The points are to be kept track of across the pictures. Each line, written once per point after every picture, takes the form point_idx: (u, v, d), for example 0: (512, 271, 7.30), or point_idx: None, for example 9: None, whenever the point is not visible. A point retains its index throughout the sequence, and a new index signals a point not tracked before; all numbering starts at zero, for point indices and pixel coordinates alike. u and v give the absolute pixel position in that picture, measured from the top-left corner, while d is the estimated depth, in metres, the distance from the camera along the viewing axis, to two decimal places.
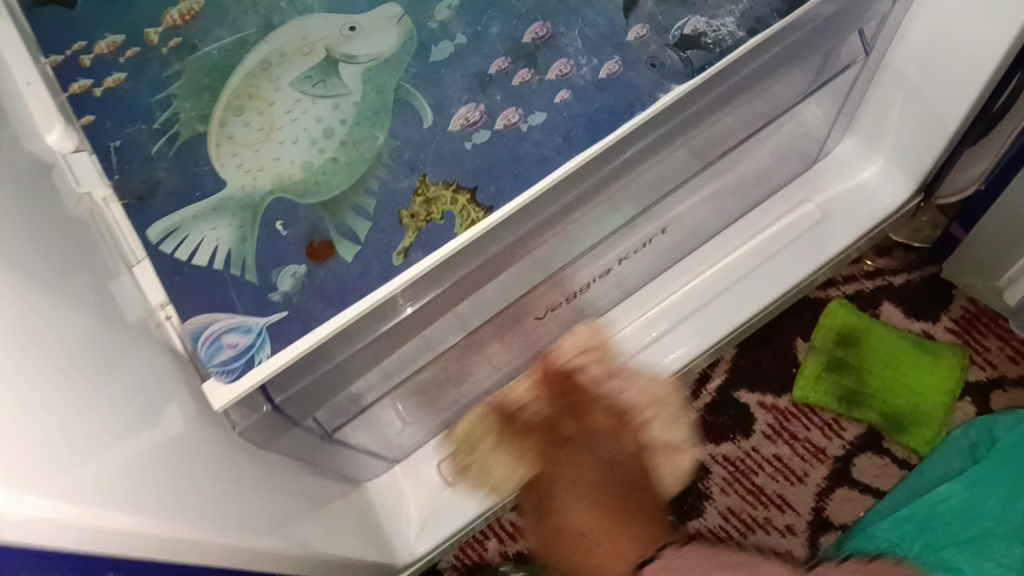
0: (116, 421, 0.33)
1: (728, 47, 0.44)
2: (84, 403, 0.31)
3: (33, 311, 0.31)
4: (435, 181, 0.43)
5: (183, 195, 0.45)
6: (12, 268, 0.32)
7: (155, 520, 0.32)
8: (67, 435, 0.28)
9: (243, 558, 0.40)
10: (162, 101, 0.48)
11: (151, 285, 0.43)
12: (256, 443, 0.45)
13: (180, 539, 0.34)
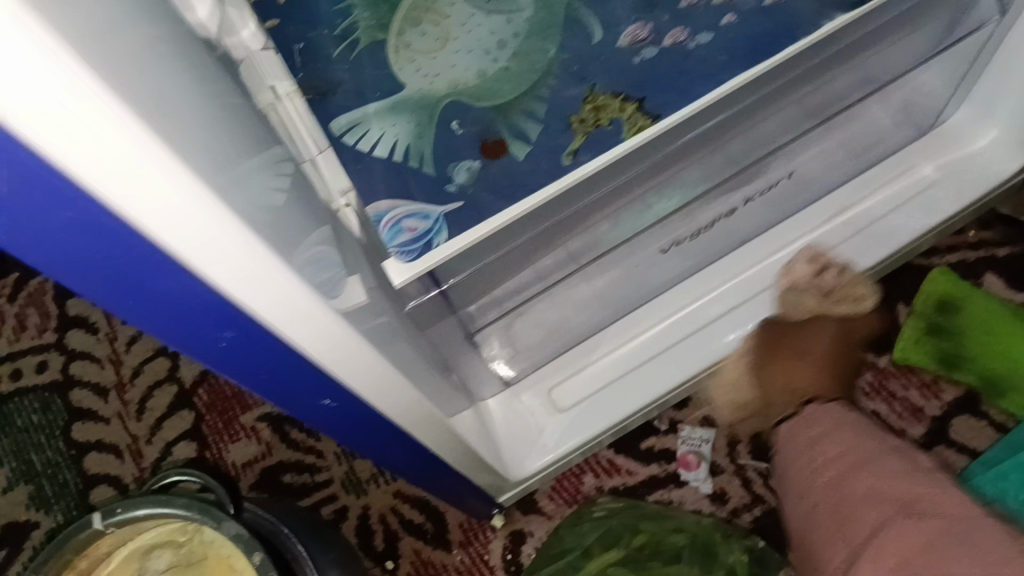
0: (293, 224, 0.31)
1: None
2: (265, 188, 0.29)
3: (220, 108, 0.30)
4: (603, 92, 0.46)
5: (363, 94, 0.48)
6: (205, 78, 0.31)
7: (316, 320, 0.30)
8: (249, 190, 0.26)
9: (418, 416, 0.44)
10: (341, 10, 0.50)
11: (334, 174, 0.46)
12: (422, 321, 0.51)
13: (333, 351, 0.32)
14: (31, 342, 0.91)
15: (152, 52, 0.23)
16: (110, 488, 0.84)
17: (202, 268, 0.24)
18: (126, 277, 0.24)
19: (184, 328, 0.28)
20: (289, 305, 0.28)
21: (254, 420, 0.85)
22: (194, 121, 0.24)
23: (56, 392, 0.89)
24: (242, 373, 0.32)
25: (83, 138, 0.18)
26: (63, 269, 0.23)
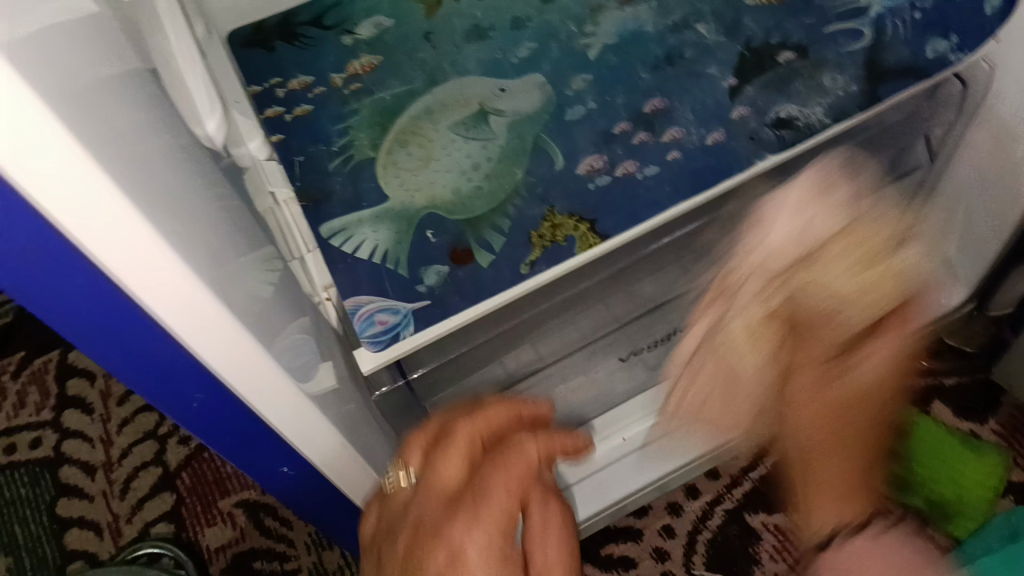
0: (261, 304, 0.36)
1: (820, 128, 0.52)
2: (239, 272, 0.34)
3: (205, 197, 0.35)
4: (561, 213, 0.52)
5: (352, 203, 0.55)
6: (200, 174, 0.37)
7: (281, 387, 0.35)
8: (229, 271, 0.31)
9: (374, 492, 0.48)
10: (340, 129, 0.59)
11: (320, 272, 0.52)
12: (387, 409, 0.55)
13: (297, 412, 0.37)
14: (29, 418, 0.96)
15: (168, 171, 0.29)
16: (86, 565, 0.87)
17: (186, 336, 0.29)
18: (127, 347, 0.30)
19: (167, 389, 0.33)
20: (257, 380, 0.33)
21: (231, 506, 0.88)
22: (195, 224, 0.29)
23: (46, 468, 0.93)
24: (211, 434, 0.37)
25: (121, 254, 0.24)
26: (77, 333, 0.28)
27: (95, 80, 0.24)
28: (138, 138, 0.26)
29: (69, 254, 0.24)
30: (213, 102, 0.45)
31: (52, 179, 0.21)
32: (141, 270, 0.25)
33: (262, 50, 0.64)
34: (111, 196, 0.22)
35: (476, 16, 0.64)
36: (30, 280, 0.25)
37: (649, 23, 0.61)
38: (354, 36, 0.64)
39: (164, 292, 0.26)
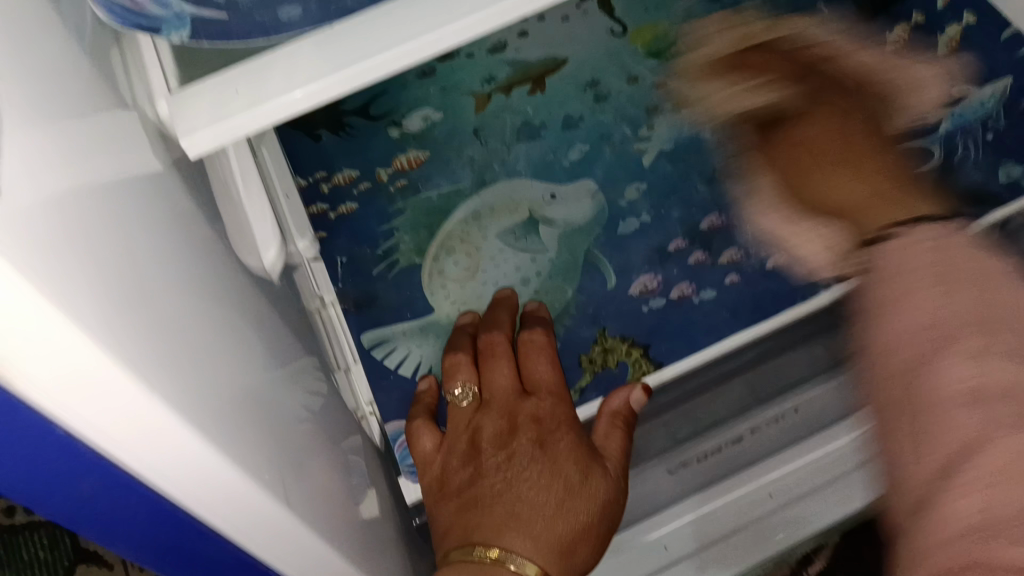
0: (301, 463, 0.34)
1: None
2: (282, 435, 0.33)
3: (252, 349, 0.34)
4: (613, 336, 0.53)
5: (396, 312, 0.54)
6: (248, 320, 0.36)
7: (329, 553, 0.33)
8: (275, 449, 0.29)
9: None
10: (385, 231, 0.57)
11: (361, 385, 0.52)
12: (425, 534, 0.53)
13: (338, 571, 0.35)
14: None
15: (222, 357, 0.27)
16: None
17: (230, 529, 0.27)
18: (169, 541, 0.27)
19: (204, 566, 0.31)
20: (298, 554, 0.31)
21: None
22: (244, 404, 0.28)
23: (64, 530, 0.91)
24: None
25: (165, 466, 0.22)
26: (117, 534, 0.26)
27: (155, 287, 0.23)
28: (193, 334, 0.25)
29: (113, 474, 0.23)
30: (266, 227, 0.44)
31: (97, 401, 0.19)
32: (186, 478, 0.23)
33: (307, 137, 0.60)
34: (161, 415, 0.20)
35: (526, 112, 0.61)
36: (72, 499, 0.23)
37: (708, 129, 0.60)
38: (402, 129, 0.61)
39: (208, 494, 0.24)
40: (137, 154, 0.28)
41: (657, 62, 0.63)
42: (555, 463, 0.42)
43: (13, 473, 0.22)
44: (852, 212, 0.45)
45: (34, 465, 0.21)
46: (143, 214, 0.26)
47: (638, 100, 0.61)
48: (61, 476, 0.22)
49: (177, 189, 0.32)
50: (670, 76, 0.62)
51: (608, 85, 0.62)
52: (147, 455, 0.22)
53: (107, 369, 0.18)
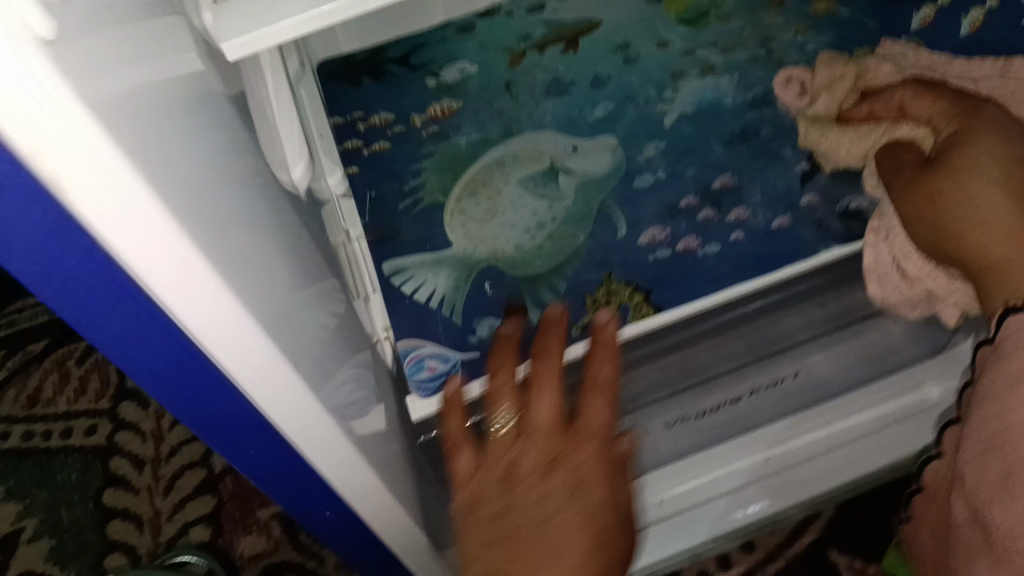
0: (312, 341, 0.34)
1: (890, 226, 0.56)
2: (293, 306, 0.33)
3: (266, 225, 0.34)
4: (618, 280, 0.54)
5: (416, 246, 0.57)
6: (262, 201, 0.36)
7: (335, 430, 0.33)
8: (284, 311, 0.30)
9: (417, 556, 0.48)
10: (414, 170, 0.60)
11: (379, 315, 0.54)
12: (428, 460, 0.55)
13: (344, 458, 0.35)
14: (88, 405, 1.00)
15: (238, 217, 0.27)
16: (123, 557, 0.90)
17: (237, 377, 0.27)
18: (178, 379, 0.29)
19: (214, 425, 0.32)
20: (314, 436, 0.32)
21: (268, 516, 0.90)
22: (256, 259, 0.28)
23: (98, 455, 0.97)
24: (277, 488, 0.36)
25: (187, 303, 0.22)
26: (140, 372, 0.28)
27: (174, 131, 0.23)
28: (221, 202, 0.25)
29: (144, 307, 0.25)
30: (296, 147, 0.46)
31: (146, 255, 0.20)
32: (217, 334, 0.24)
33: (348, 83, 0.65)
34: (179, 233, 0.20)
35: (558, 71, 0.64)
36: (108, 327, 0.26)
37: (730, 94, 0.62)
38: (438, 79, 0.64)
39: (233, 354, 0.26)
40: (181, 56, 0.30)
41: (688, 29, 0.66)
42: (583, 507, 0.44)
43: (57, 292, 0.24)
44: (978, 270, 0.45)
45: (54, 256, 0.22)
46: (162, 62, 0.26)
47: (665, 65, 0.63)
48: (97, 300, 0.24)
49: (211, 75, 0.33)
50: (699, 40, 0.65)
51: (638, 50, 0.64)
52: (187, 312, 0.23)
53: (155, 224, 0.19)
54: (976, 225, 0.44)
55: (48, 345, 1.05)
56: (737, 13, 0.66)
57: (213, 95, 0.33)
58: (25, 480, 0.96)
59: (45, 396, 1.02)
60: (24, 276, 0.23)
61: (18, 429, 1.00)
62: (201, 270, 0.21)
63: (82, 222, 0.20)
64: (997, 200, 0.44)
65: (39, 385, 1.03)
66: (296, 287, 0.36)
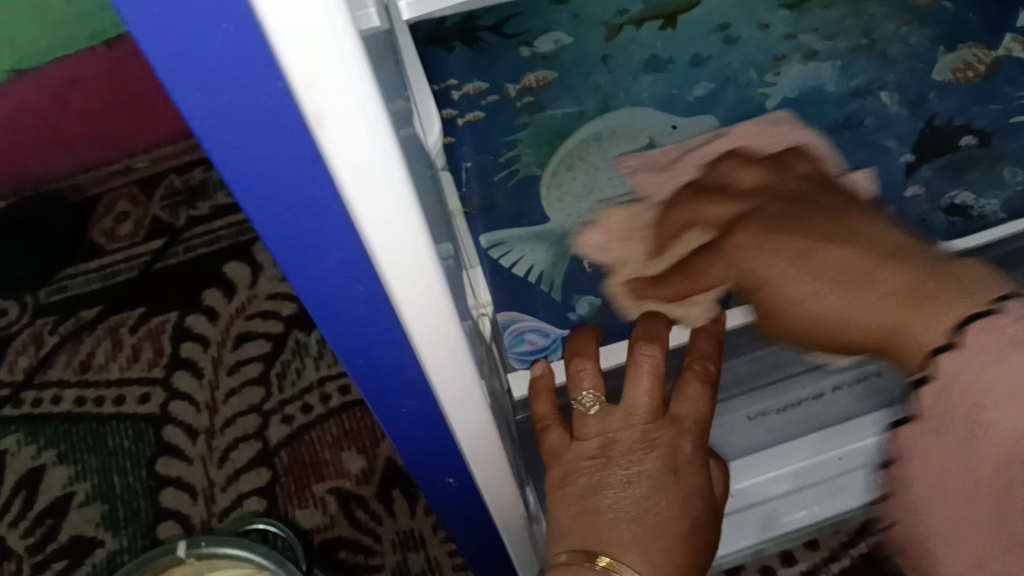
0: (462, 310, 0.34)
1: (991, 224, 0.52)
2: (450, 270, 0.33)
3: (428, 189, 0.35)
4: None
5: (513, 218, 0.56)
6: (426, 170, 0.37)
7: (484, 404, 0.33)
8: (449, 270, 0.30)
9: (513, 531, 0.46)
10: (509, 142, 0.60)
11: (481, 288, 0.51)
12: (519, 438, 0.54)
13: (490, 431, 0.35)
14: (140, 373, 0.99)
15: (418, 170, 0.28)
16: (176, 526, 0.90)
17: (417, 333, 0.27)
18: (356, 340, 0.29)
19: (379, 386, 0.32)
20: (461, 409, 0.33)
21: (324, 491, 0.90)
22: (431, 214, 0.28)
23: (151, 424, 0.96)
24: (407, 450, 0.37)
25: (390, 237, 0.23)
26: (328, 326, 0.28)
27: (381, 73, 0.24)
28: (411, 149, 0.26)
29: (356, 253, 0.25)
30: (425, 112, 0.45)
31: (365, 190, 0.21)
32: (408, 278, 0.25)
33: (441, 49, 0.65)
34: (394, 158, 0.20)
35: (655, 47, 0.64)
36: (313, 274, 0.26)
37: (833, 82, 0.61)
38: (532, 49, 0.65)
39: (418, 309, 0.26)
40: (377, 16, 0.30)
41: (789, 12, 0.66)
42: (676, 487, 0.44)
43: (277, 232, 0.24)
44: (880, 343, 0.35)
45: (279, 197, 0.22)
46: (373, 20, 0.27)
47: (766, 49, 0.63)
48: (312, 241, 0.24)
49: (385, 25, 0.35)
50: (799, 25, 0.65)
51: (739, 31, 0.65)
52: (386, 256, 0.24)
53: (379, 158, 0.20)
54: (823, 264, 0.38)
55: (100, 312, 1.04)
56: None
57: (391, 51, 0.35)
58: (76, 444, 0.96)
59: (96, 361, 1.01)
60: (254, 214, 0.23)
61: (69, 394, 0.99)
62: (412, 213, 0.22)
63: (319, 148, 0.20)
64: (815, 267, 0.38)
65: (89, 351, 1.02)
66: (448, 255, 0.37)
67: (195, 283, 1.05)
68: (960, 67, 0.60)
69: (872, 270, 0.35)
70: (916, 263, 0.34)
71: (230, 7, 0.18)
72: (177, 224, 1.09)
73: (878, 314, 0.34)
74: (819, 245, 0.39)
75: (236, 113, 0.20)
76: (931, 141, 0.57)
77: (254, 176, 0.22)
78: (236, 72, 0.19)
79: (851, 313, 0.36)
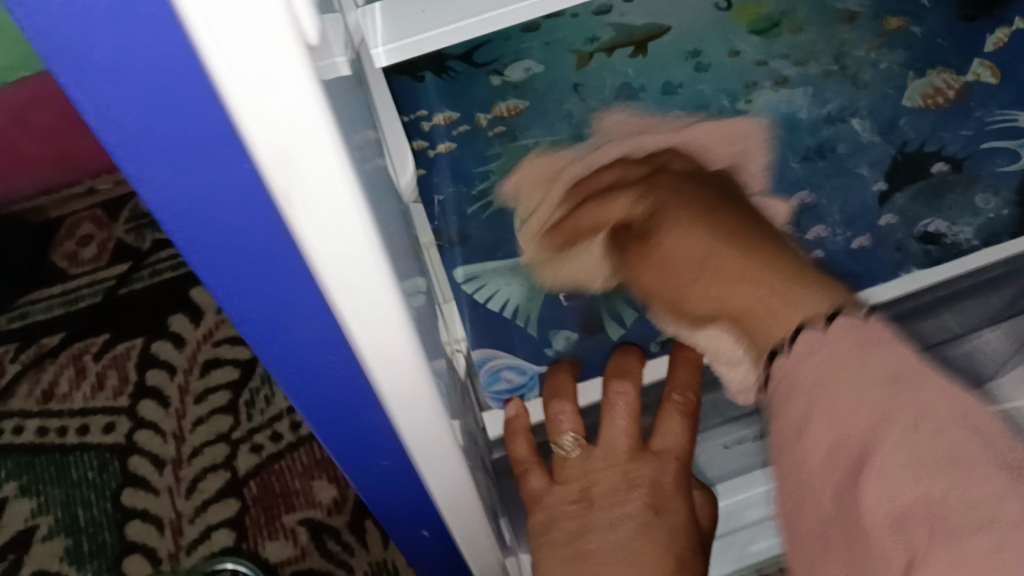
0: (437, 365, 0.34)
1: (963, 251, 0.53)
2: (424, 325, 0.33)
3: (403, 239, 0.35)
4: None
5: (488, 250, 0.56)
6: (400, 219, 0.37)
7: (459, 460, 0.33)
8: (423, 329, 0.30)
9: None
10: (481, 173, 0.60)
11: (455, 324, 0.51)
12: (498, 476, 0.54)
13: (466, 486, 0.34)
14: (105, 402, 0.97)
15: (392, 230, 0.28)
16: (142, 560, 0.88)
17: (390, 398, 0.27)
18: (325, 403, 0.29)
19: (351, 448, 0.32)
20: (439, 467, 0.32)
21: (294, 522, 0.88)
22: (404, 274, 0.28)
23: (115, 455, 0.94)
24: (379, 507, 0.37)
25: (366, 309, 0.23)
26: (296, 390, 0.28)
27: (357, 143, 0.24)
28: (386, 217, 0.26)
29: (327, 323, 0.25)
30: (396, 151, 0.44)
31: (339, 267, 0.21)
32: (382, 346, 0.24)
33: (411, 78, 0.65)
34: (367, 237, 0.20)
35: (628, 75, 0.64)
36: (280, 341, 0.26)
37: (805, 109, 0.61)
38: (503, 78, 0.64)
39: (392, 375, 0.26)
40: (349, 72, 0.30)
41: (760, 38, 0.66)
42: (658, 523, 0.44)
43: (247, 302, 0.24)
44: (744, 316, 0.35)
45: (249, 268, 0.23)
46: (349, 84, 0.27)
47: (738, 75, 0.64)
48: (280, 309, 0.24)
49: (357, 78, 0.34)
50: (771, 51, 0.65)
51: (709, 58, 0.65)
52: (358, 326, 0.23)
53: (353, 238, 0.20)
54: (683, 241, 0.40)
55: (64, 339, 1.02)
56: (808, 25, 0.67)
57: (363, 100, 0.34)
58: (40, 476, 0.94)
59: (60, 391, 0.98)
60: (223, 285, 0.23)
61: (32, 424, 0.97)
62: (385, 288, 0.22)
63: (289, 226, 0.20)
64: (697, 242, 0.39)
65: (51, 380, 0.99)
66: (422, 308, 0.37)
67: (162, 308, 1.03)
68: (930, 93, 0.61)
69: (733, 262, 0.36)
70: (776, 257, 0.36)
71: (201, 87, 0.18)
72: (142, 248, 1.07)
73: (739, 288, 0.35)
74: (725, 210, 0.42)
75: (207, 187, 0.20)
76: (904, 169, 0.57)
77: (224, 248, 0.22)
78: (207, 148, 0.19)
79: (709, 256, 0.38)
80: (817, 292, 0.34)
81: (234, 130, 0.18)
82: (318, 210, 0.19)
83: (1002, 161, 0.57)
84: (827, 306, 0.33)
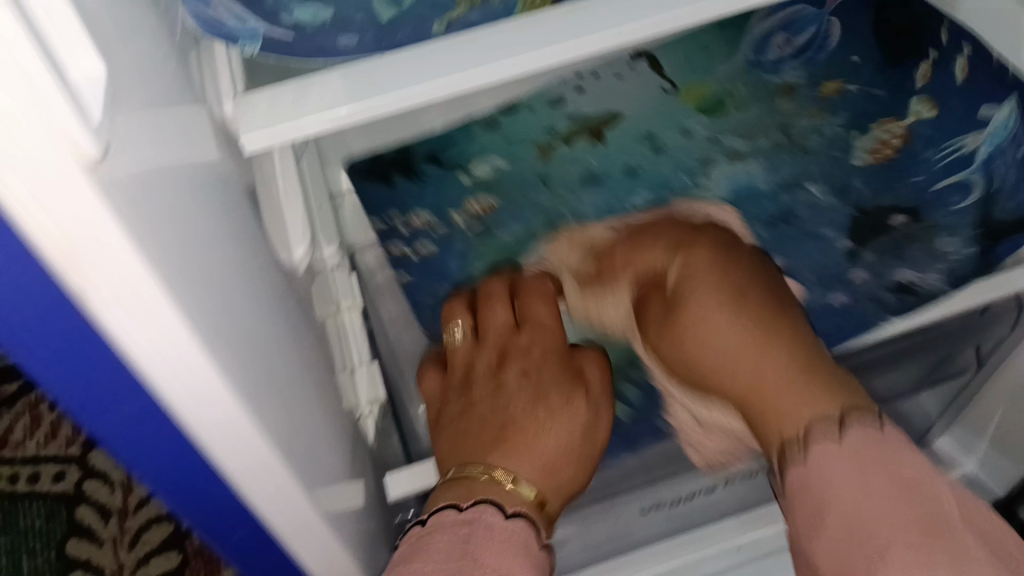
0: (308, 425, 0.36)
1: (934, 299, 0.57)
2: (294, 388, 0.35)
3: (279, 309, 0.37)
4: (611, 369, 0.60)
5: None
6: (277, 291, 0.39)
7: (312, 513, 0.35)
8: (282, 396, 0.32)
9: None
10: (462, 267, 0.65)
11: (370, 387, 0.56)
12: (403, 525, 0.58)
13: (320, 532, 0.37)
14: (57, 451, 0.98)
15: (252, 310, 0.30)
16: None
17: (226, 467, 0.30)
18: (169, 474, 0.31)
19: (202, 508, 0.34)
20: (288, 519, 0.35)
21: None
22: (263, 351, 0.31)
23: (64, 504, 0.95)
24: (235, 551, 0.39)
25: (189, 389, 0.25)
26: (138, 464, 0.30)
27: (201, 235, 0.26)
28: (237, 302, 0.28)
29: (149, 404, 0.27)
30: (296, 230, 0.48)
31: (153, 354, 0.24)
32: (209, 423, 0.27)
33: (381, 178, 0.68)
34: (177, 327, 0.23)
35: (590, 161, 0.68)
36: (108, 424, 0.28)
37: (760, 178, 0.66)
38: (471, 175, 0.68)
39: (224, 448, 0.28)
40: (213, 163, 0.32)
41: (706, 118, 0.69)
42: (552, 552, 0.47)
43: (77, 392, 0.26)
44: (747, 401, 0.47)
45: (70, 362, 0.25)
46: (206, 178, 0.30)
47: (689, 154, 0.67)
48: (102, 398, 0.26)
49: (230, 175, 0.36)
50: (718, 132, 0.68)
51: (664, 136, 0.68)
52: (182, 412, 0.26)
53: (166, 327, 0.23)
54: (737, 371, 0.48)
55: (23, 386, 1.03)
56: (753, 103, 0.69)
57: (232, 188, 0.36)
58: None
59: (15, 438, 1.00)
60: (48, 377, 0.25)
61: None
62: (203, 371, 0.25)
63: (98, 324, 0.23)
64: (729, 335, 0.49)
65: (7, 427, 1.01)
66: (304, 372, 0.39)
67: None
68: (876, 147, 0.65)
69: (761, 352, 0.47)
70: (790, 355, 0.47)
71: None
72: None
73: (750, 369, 0.47)
74: (748, 302, 0.50)
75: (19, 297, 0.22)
76: (865, 226, 0.63)
77: (45, 349, 0.24)
78: (16, 265, 0.22)
79: (724, 359, 0.48)
80: (828, 396, 0.45)
81: (22, 239, 0.21)
82: (127, 306, 0.22)
83: (956, 199, 0.60)
84: (838, 412, 0.44)
